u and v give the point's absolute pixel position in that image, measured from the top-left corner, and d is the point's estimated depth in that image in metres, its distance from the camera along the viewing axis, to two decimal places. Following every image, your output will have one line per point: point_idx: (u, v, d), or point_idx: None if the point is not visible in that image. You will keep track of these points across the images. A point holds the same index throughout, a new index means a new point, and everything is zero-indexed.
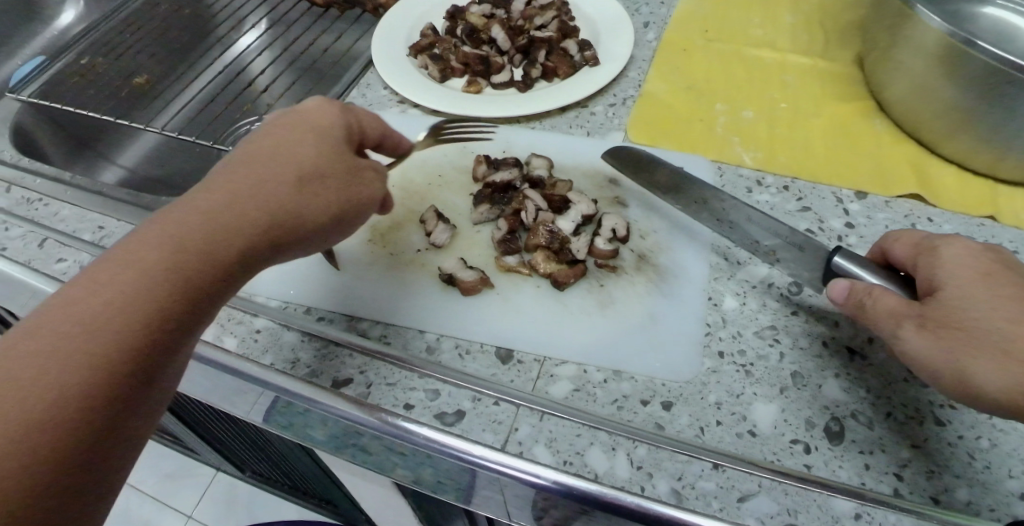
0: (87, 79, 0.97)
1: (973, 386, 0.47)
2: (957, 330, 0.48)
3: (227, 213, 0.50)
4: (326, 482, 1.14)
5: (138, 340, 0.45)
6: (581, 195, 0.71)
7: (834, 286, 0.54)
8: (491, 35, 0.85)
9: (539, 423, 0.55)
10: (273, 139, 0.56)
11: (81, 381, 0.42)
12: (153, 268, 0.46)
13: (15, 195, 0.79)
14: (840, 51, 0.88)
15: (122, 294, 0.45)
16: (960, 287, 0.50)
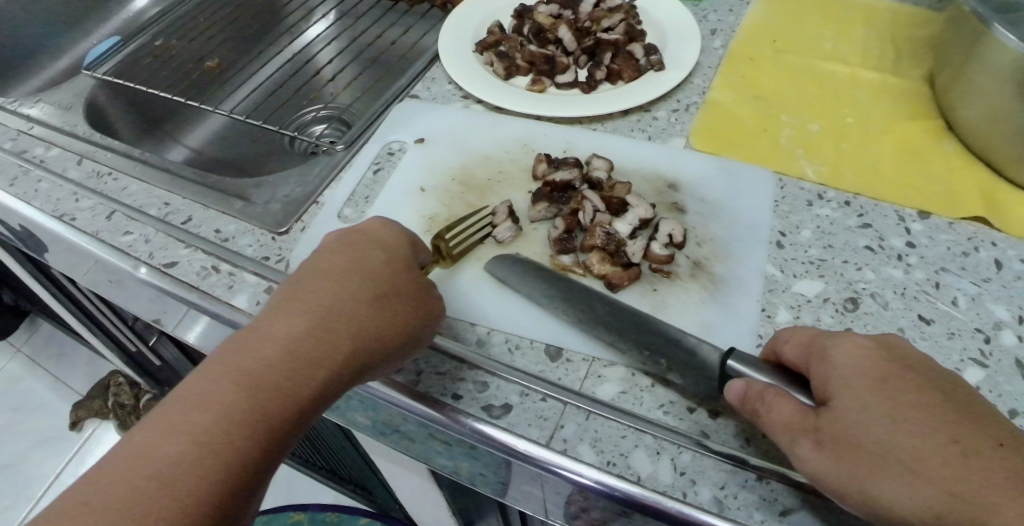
0: (160, 60, 1.03)
1: (888, 510, 0.44)
2: (852, 449, 0.46)
3: (355, 304, 0.56)
4: (364, 468, 1.18)
5: (285, 413, 0.50)
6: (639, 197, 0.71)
7: (727, 389, 0.53)
8: (558, 35, 0.86)
9: (585, 422, 0.56)
10: (377, 235, 0.62)
11: (242, 446, 0.48)
12: (294, 353, 0.52)
13: (86, 168, 0.83)
14: (913, 68, 0.86)
15: (300, 359, 0.52)
16: (847, 402, 0.47)
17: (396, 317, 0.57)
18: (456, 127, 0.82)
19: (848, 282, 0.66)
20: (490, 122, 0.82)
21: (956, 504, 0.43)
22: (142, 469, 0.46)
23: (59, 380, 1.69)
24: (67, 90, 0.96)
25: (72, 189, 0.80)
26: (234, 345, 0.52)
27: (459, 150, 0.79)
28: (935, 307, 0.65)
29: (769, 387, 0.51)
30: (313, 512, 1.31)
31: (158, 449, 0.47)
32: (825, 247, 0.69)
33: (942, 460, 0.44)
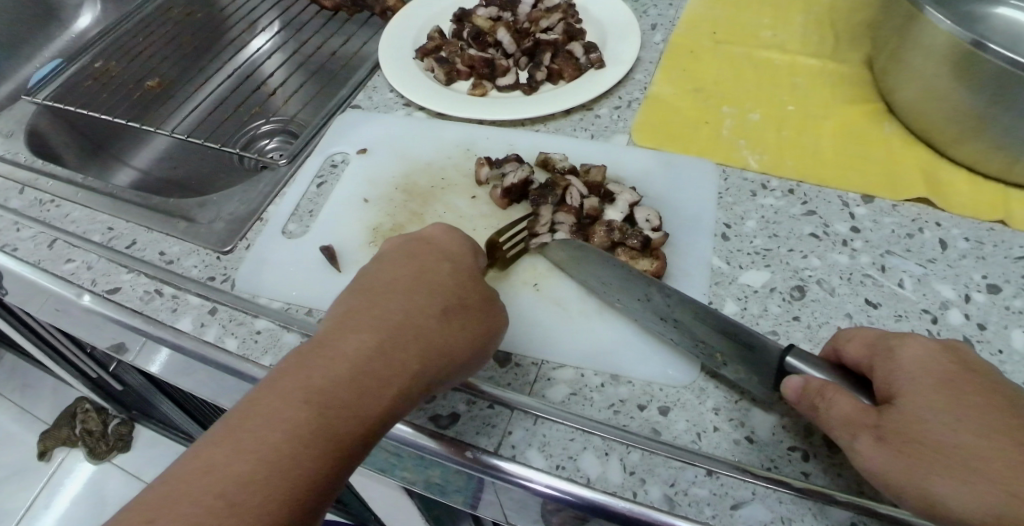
0: (101, 83, 0.99)
1: (942, 511, 0.42)
2: (921, 448, 0.44)
3: (430, 306, 0.53)
4: (335, 483, 1.16)
5: (369, 413, 0.47)
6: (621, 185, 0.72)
7: (787, 385, 0.50)
8: (497, 37, 0.85)
9: (533, 427, 0.55)
10: (438, 240, 0.60)
11: (310, 469, 0.44)
12: (371, 353, 0.49)
13: (28, 197, 0.80)
14: (851, 52, 0.87)
15: (371, 374, 0.48)
16: (917, 399, 0.45)
17: (466, 320, 0.54)
18: (398, 136, 0.81)
19: (794, 270, 0.66)
20: (432, 129, 0.81)
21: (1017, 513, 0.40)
22: (223, 469, 0.42)
23: (24, 413, 1.64)
24: (5, 116, 0.92)
25: (13, 219, 0.77)
26: (306, 349, 0.49)
27: (403, 158, 0.78)
28: (882, 289, 0.65)
29: (828, 383, 0.48)
30: None
31: (219, 468, 0.43)
32: (770, 236, 0.69)
33: (1007, 467, 0.41)
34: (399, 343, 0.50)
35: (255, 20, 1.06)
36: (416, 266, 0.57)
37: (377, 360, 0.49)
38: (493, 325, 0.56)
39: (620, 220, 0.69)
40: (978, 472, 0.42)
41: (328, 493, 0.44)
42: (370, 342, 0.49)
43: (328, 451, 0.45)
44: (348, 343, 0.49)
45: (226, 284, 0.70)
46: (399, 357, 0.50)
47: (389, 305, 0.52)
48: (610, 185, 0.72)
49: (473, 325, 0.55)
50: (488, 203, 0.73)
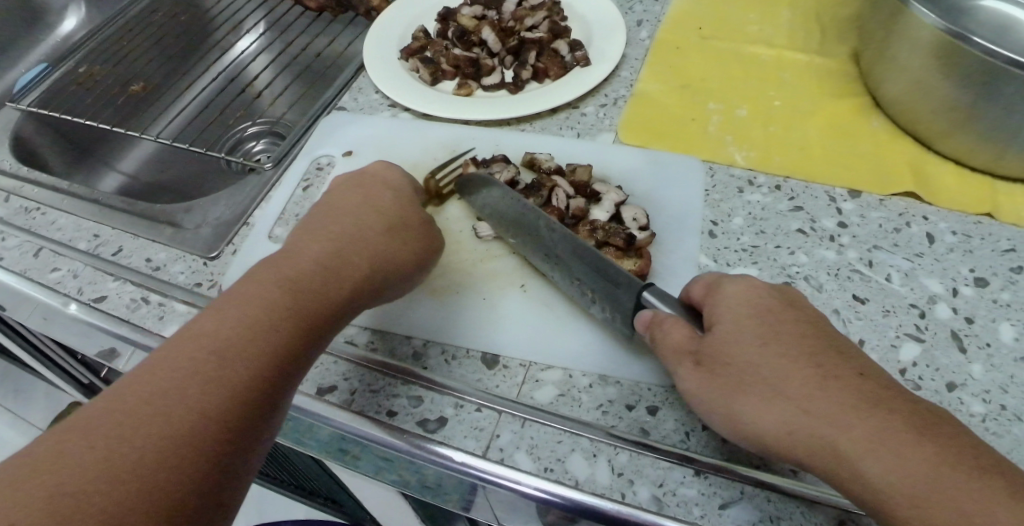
0: (85, 88, 0.98)
1: (742, 426, 0.47)
2: (732, 371, 0.48)
3: (335, 255, 0.57)
4: (331, 484, 1.16)
5: (285, 342, 0.50)
6: (608, 184, 0.71)
7: (637, 318, 0.56)
8: (482, 37, 0.85)
9: (521, 430, 0.55)
10: (349, 199, 0.64)
11: (229, 388, 0.46)
12: (285, 293, 0.52)
13: (13, 205, 0.79)
14: (836, 46, 0.87)
15: (274, 308, 0.51)
16: (735, 330, 0.50)
17: (374, 266, 0.58)
18: (384, 138, 0.80)
19: (782, 266, 0.66)
20: (418, 130, 0.80)
21: (806, 423, 0.44)
22: (147, 395, 0.44)
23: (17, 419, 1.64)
24: None
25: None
26: (227, 293, 0.52)
27: (388, 160, 0.78)
28: (870, 285, 0.65)
29: (671, 315, 0.54)
30: None
31: (140, 398, 0.44)
32: (757, 233, 0.69)
33: (806, 385, 0.46)
34: (298, 281, 0.54)
35: (240, 21, 1.06)
36: (331, 223, 0.61)
37: (272, 294, 0.52)
38: (404, 270, 0.61)
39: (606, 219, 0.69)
40: (781, 390, 0.46)
41: (255, 423, 0.46)
42: (268, 283, 0.53)
43: (248, 379, 0.47)
44: (258, 288, 0.53)
45: (214, 289, 0.69)
46: (304, 292, 0.53)
47: (282, 258, 0.56)
48: (597, 186, 0.72)
49: (381, 271, 0.59)
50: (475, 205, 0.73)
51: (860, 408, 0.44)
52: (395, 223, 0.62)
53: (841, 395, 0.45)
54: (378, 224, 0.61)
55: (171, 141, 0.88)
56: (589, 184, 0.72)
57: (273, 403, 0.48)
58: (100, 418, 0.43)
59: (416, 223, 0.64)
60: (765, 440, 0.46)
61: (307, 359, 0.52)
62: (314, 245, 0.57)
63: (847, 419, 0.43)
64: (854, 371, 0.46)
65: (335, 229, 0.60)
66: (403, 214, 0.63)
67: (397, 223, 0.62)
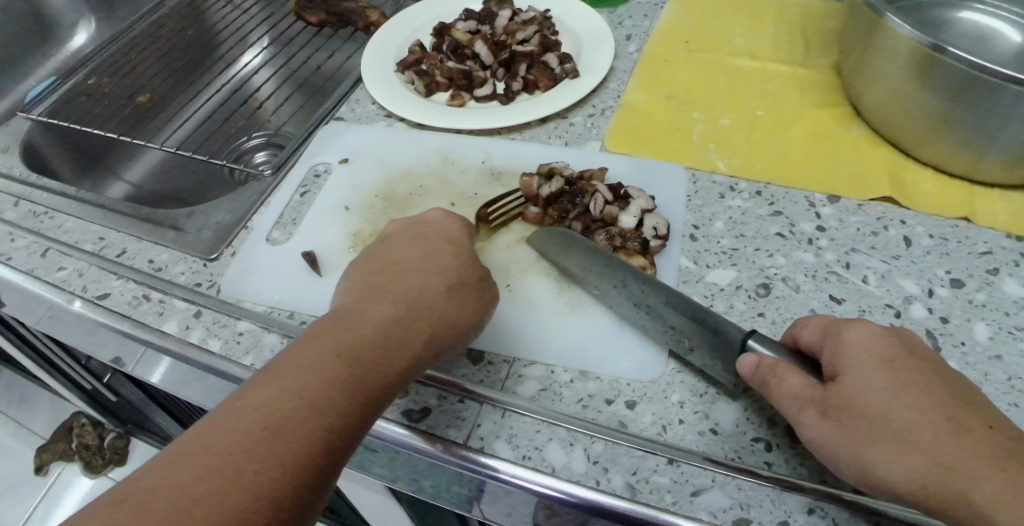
0: (93, 98, 1.02)
1: (876, 478, 0.47)
2: (860, 421, 0.48)
3: (396, 320, 0.55)
4: (328, 490, 1.18)
5: (339, 422, 0.49)
6: (641, 190, 0.72)
7: (740, 362, 0.54)
8: (475, 50, 0.88)
9: (500, 420, 0.57)
10: (415, 254, 0.61)
11: (275, 470, 0.46)
12: (341, 363, 0.51)
13: (22, 209, 0.83)
14: (819, 59, 0.89)
15: (331, 381, 0.50)
16: (863, 376, 0.49)
17: (433, 333, 0.56)
18: (380, 146, 0.83)
19: (760, 268, 0.68)
20: (412, 140, 0.84)
21: (945, 477, 0.45)
22: (192, 472, 0.45)
23: (22, 427, 1.67)
24: (2, 133, 0.95)
25: (7, 229, 0.79)
26: (287, 362, 0.52)
27: (383, 167, 0.81)
28: (846, 286, 0.67)
29: (781, 362, 0.53)
30: None
31: (186, 469, 0.45)
32: (737, 236, 0.71)
33: (934, 438, 0.46)
34: (353, 353, 0.52)
35: (244, 36, 1.10)
36: (397, 281, 0.59)
37: (330, 367, 0.51)
38: (462, 331, 0.58)
39: (631, 226, 0.70)
40: (918, 442, 0.46)
41: (298, 506, 0.46)
42: (326, 351, 0.52)
43: (296, 461, 0.47)
44: (314, 359, 0.52)
45: (212, 289, 0.72)
46: (358, 365, 0.52)
47: (348, 321, 0.55)
48: (629, 190, 0.72)
49: (442, 333, 0.56)
50: (464, 209, 0.75)
51: (993, 463, 0.44)
52: (460, 279, 0.60)
53: (968, 450, 0.45)
54: (441, 284, 0.59)
55: (176, 149, 0.92)
56: (619, 187, 0.72)
57: (320, 483, 0.47)
58: (144, 493, 0.44)
59: (481, 279, 0.61)
60: (894, 489, 0.46)
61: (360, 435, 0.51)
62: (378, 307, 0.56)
63: (981, 473, 0.44)
64: (983, 423, 0.46)
65: (401, 289, 0.58)
66: (464, 270, 0.61)
67: (458, 282, 0.60)
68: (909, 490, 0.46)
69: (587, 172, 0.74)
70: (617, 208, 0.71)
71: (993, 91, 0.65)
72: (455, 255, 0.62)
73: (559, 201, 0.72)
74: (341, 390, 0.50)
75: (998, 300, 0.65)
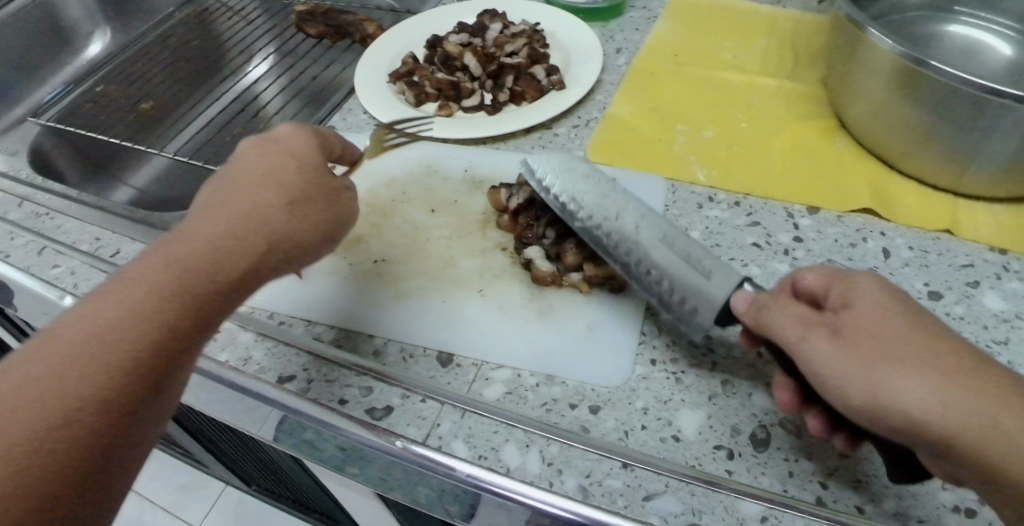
0: (100, 105, 1.08)
1: (888, 408, 0.43)
2: (875, 342, 0.45)
3: (225, 235, 0.54)
4: (322, 495, 1.20)
5: (162, 332, 0.49)
6: (617, 200, 0.73)
7: (739, 298, 0.55)
8: (465, 62, 0.90)
9: (459, 420, 0.57)
10: (263, 158, 0.59)
11: (91, 407, 0.45)
12: (155, 293, 0.50)
13: (25, 210, 0.86)
14: (806, 72, 0.90)
15: (148, 307, 0.49)
16: (878, 303, 0.47)
17: (269, 243, 0.55)
18: (369, 154, 0.85)
19: None
20: (400, 148, 0.85)
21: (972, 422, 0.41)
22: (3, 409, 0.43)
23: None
24: (12, 137, 0.99)
25: (8, 228, 0.83)
26: (118, 279, 0.50)
27: (369, 175, 0.83)
28: None
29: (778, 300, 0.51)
30: None
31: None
32: (712, 246, 0.71)
33: (957, 377, 0.43)
34: (174, 279, 0.51)
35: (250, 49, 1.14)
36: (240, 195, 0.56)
37: (149, 291, 0.49)
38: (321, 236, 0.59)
39: None
40: (944, 376, 0.43)
41: (121, 426, 0.46)
42: (144, 276, 0.50)
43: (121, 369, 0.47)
44: (147, 274, 0.50)
45: None
46: (178, 294, 0.50)
47: (172, 242, 0.53)
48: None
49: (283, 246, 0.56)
50: (444, 216, 0.76)
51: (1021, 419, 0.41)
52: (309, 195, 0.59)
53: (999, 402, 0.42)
54: (271, 196, 0.57)
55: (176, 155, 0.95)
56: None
57: (144, 403, 0.47)
58: None
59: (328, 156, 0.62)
60: (909, 414, 0.42)
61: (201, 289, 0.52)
62: (204, 224, 0.54)
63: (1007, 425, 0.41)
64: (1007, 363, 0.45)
65: (247, 189, 0.56)
66: (305, 184, 0.59)
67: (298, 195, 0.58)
68: (930, 422, 0.42)
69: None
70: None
71: (970, 103, 0.65)
72: (296, 168, 0.59)
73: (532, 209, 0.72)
74: (161, 318, 0.49)
75: (976, 313, 0.64)
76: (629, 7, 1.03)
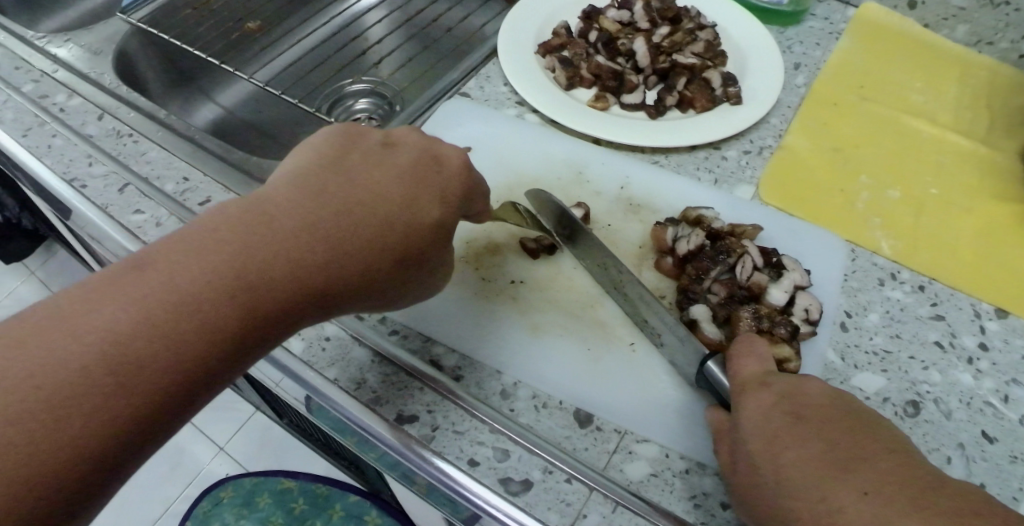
0: (199, 13, 0.91)
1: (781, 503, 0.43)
2: (773, 488, 0.44)
3: (441, 201, 0.51)
4: (382, 486, 1.10)
5: (406, 237, 0.48)
6: (796, 262, 0.63)
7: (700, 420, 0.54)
8: (632, 47, 0.78)
9: (610, 514, 0.51)
10: (376, 176, 0.49)
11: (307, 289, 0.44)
12: (404, 221, 0.48)
13: (105, 125, 0.74)
14: (1005, 139, 0.78)
15: (375, 228, 0.47)
16: (751, 473, 0.46)
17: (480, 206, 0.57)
18: (507, 138, 0.75)
19: (912, 380, 0.59)
20: (541, 139, 0.75)
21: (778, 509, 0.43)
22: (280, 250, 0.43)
23: (45, 288, 1.48)
24: (96, 31, 0.85)
25: (87, 150, 0.71)
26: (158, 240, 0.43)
27: (507, 167, 0.73)
28: (1001, 423, 0.57)
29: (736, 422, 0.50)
30: (304, 483, 1.16)
31: (279, 257, 0.43)
32: (892, 336, 0.62)
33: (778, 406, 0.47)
34: (400, 218, 0.48)
35: None
36: (343, 208, 0.46)
37: (377, 219, 0.47)
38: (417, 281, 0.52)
39: (782, 303, 0.61)
40: (793, 414, 0.46)
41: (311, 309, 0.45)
42: (372, 211, 0.47)
43: (81, 430, 0.36)
44: (196, 264, 0.41)
45: None
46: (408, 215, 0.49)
47: (401, 190, 0.49)
48: (783, 258, 0.64)
49: (424, 241, 0.50)
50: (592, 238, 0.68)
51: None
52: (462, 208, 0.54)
53: (843, 487, 0.41)
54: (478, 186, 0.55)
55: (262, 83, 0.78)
56: (774, 253, 0.64)
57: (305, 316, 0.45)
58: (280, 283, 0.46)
59: (434, 198, 0.50)
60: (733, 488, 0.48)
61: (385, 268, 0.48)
62: (447, 186, 0.51)
63: None
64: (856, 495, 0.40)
65: (289, 227, 0.44)
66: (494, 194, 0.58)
67: (404, 249, 0.48)
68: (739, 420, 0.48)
69: (736, 228, 0.66)
70: (766, 277, 0.62)
71: None
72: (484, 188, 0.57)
73: (699, 258, 0.63)
74: (387, 231, 0.47)
75: None
76: (810, 15, 0.90)
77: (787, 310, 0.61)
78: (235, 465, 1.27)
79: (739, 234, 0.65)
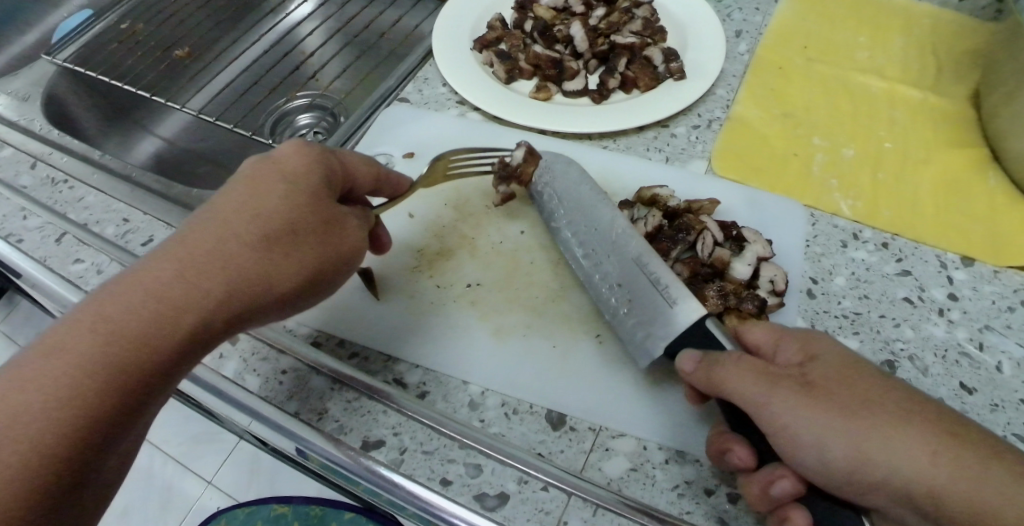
0: (125, 46, 0.88)
1: (885, 403, 0.44)
2: (848, 398, 0.44)
3: (311, 178, 0.51)
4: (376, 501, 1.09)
5: (295, 219, 0.49)
6: (757, 233, 0.62)
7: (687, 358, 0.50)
8: (569, 33, 0.76)
9: (591, 519, 0.49)
10: (237, 185, 0.49)
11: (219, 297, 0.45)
12: (287, 207, 0.49)
13: (40, 173, 0.71)
14: (953, 84, 0.77)
15: (262, 222, 0.48)
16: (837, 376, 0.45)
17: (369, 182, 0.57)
18: (452, 140, 0.73)
19: (884, 340, 0.58)
20: (486, 136, 0.73)
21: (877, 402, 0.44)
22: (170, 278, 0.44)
23: (11, 342, 1.44)
24: (23, 77, 0.82)
25: (20, 203, 0.68)
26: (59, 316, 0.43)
27: None
28: (978, 373, 0.57)
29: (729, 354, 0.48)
30: (297, 505, 1.14)
31: (179, 283, 0.44)
32: (860, 297, 0.61)
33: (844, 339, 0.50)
34: (278, 203, 0.49)
35: None
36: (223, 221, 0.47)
37: (259, 215, 0.48)
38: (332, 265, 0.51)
39: (747, 276, 0.59)
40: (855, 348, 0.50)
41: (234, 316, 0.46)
42: (250, 208, 0.48)
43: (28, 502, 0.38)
44: (83, 331, 0.41)
45: None
46: (289, 197, 0.49)
47: (267, 182, 0.49)
48: (743, 230, 0.62)
49: (314, 217, 0.50)
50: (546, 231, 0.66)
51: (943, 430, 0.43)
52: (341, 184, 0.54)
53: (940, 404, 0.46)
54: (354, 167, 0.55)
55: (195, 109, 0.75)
56: (733, 226, 0.62)
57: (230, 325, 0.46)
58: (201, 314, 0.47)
59: (304, 178, 0.50)
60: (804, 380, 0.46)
61: (292, 257, 0.48)
62: (312, 163, 0.51)
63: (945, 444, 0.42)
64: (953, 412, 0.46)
65: (166, 265, 0.45)
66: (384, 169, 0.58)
67: (280, 234, 0.48)
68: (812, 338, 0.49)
69: (693, 204, 0.64)
70: (728, 251, 0.60)
71: None
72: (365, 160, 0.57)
73: (659, 240, 0.61)
74: (276, 222, 0.48)
75: None
76: None
77: (753, 282, 0.60)
78: (227, 497, 1.24)
79: (697, 210, 0.64)
